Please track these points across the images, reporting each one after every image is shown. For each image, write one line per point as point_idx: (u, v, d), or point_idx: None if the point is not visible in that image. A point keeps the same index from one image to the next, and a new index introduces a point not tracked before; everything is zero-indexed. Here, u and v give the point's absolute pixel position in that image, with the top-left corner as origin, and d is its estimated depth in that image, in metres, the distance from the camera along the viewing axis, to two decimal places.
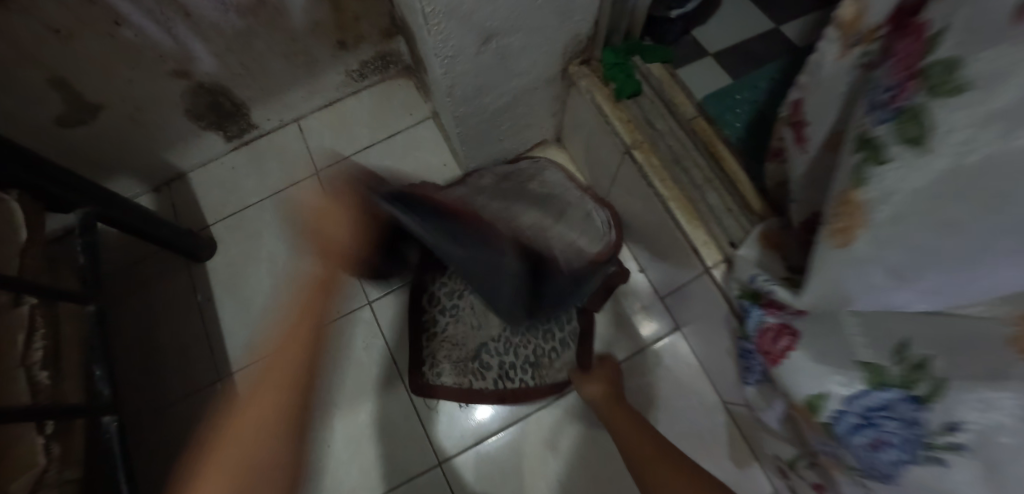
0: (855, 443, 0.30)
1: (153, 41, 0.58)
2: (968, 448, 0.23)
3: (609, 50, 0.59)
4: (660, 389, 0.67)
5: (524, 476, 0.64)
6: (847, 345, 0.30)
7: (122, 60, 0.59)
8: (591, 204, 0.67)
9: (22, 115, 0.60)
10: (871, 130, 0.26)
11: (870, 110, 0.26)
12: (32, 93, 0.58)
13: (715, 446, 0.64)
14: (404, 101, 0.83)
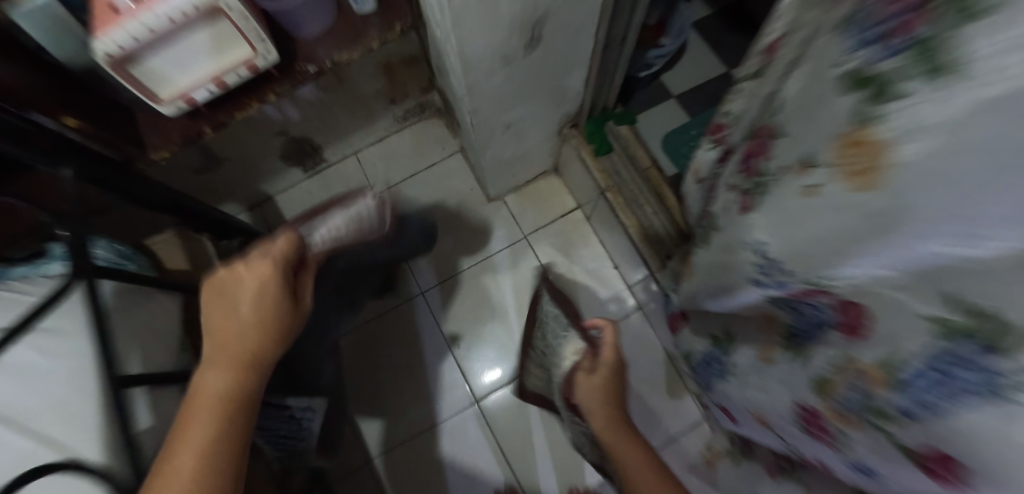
0: (702, 370, 0.62)
1: (268, 117, 0.77)
2: (732, 369, 0.55)
3: (590, 120, 0.83)
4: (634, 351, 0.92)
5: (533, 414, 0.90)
6: (708, 325, 0.60)
7: (245, 130, 0.78)
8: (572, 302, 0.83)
9: (174, 170, 0.77)
10: (711, 222, 0.52)
11: (701, 215, 0.57)
12: (186, 158, 0.75)
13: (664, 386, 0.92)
14: (437, 137, 1.02)
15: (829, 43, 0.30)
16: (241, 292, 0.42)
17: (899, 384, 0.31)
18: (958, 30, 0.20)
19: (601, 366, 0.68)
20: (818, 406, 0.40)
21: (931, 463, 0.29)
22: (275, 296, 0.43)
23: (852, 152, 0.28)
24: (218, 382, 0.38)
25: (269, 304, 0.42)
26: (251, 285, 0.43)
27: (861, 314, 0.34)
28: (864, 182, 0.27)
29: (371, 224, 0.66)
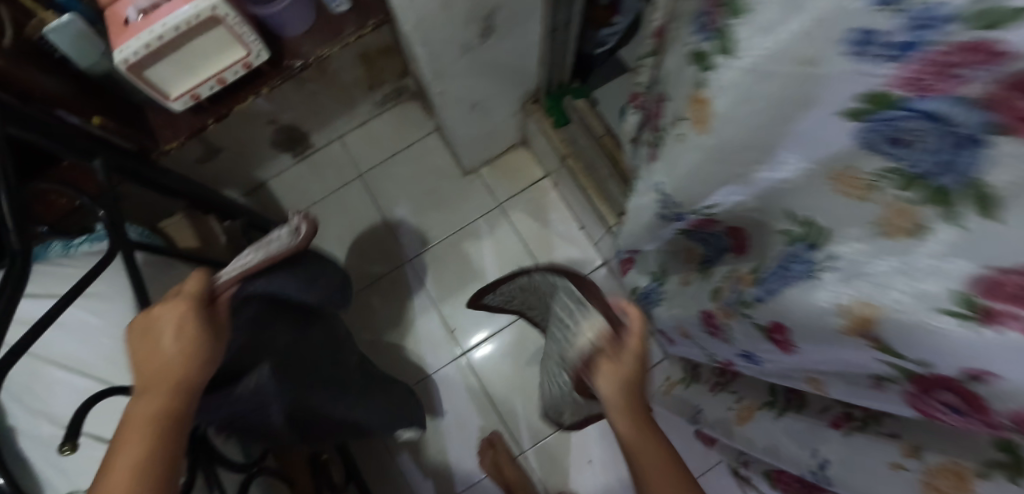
0: (643, 303, 0.74)
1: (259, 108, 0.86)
2: (659, 293, 0.69)
3: (548, 96, 0.92)
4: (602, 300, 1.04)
5: (516, 363, 1.02)
6: (641, 263, 0.72)
7: (239, 121, 0.87)
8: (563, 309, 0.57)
9: (177, 159, 0.87)
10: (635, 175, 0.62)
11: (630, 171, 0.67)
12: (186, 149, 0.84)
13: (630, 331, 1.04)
14: (415, 119, 1.11)
15: (686, 27, 0.41)
16: (164, 329, 0.42)
17: (760, 282, 0.47)
18: (741, 20, 0.30)
19: (625, 354, 0.44)
20: (715, 310, 0.55)
21: (772, 332, 0.46)
22: (199, 330, 0.43)
23: (697, 106, 0.39)
24: (148, 407, 0.38)
25: (192, 337, 0.42)
26: (172, 316, 0.43)
27: (744, 239, 0.50)
28: (703, 127, 0.39)
29: (296, 257, 0.58)
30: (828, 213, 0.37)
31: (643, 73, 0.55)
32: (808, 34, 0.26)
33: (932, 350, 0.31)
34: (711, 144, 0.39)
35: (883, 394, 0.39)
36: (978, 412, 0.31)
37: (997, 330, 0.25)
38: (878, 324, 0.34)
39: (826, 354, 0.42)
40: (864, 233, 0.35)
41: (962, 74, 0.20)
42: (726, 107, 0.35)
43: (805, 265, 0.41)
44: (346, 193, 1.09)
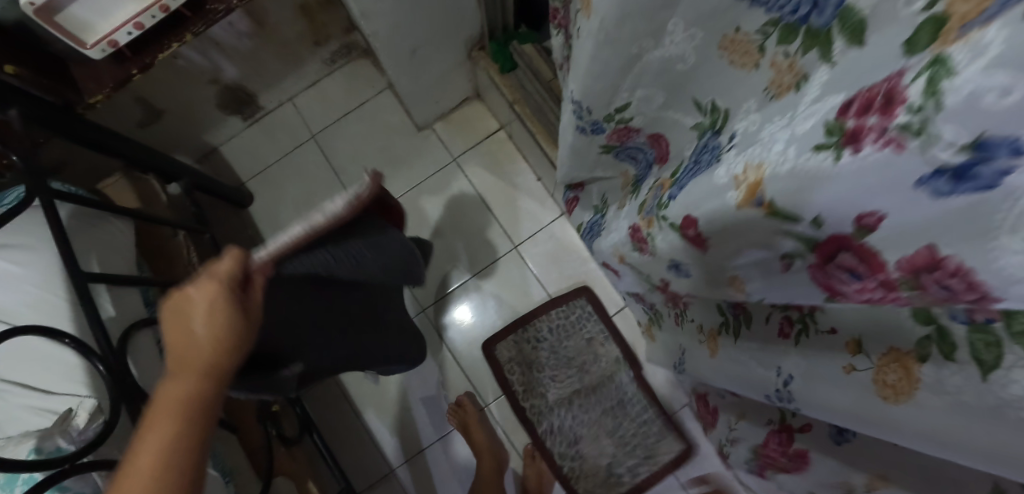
0: (586, 235, 0.71)
1: (195, 63, 0.84)
2: (599, 223, 0.66)
3: (493, 42, 0.89)
4: (564, 252, 1.01)
5: (477, 318, 1.01)
6: (586, 194, 0.70)
7: (176, 77, 0.85)
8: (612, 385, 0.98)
9: (115, 117, 0.85)
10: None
11: None
12: (121, 107, 0.83)
13: (597, 285, 1.00)
14: (367, 77, 1.08)
15: None
16: (196, 309, 0.32)
17: (676, 183, 0.44)
18: None
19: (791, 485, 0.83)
20: (641, 224, 0.51)
21: (685, 228, 0.42)
22: (234, 313, 0.32)
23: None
24: (185, 386, 0.30)
25: (226, 317, 0.32)
26: (204, 298, 0.32)
27: (665, 145, 0.49)
28: (588, 9, 0.37)
29: (360, 224, 0.43)
30: (725, 91, 0.38)
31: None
32: None
33: (819, 204, 0.27)
34: (596, 29, 0.37)
35: (791, 275, 0.37)
36: (876, 270, 0.28)
37: (858, 152, 0.23)
38: (763, 187, 0.31)
39: (741, 246, 0.38)
40: (754, 102, 0.35)
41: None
42: None
43: (714, 149, 0.39)
44: (300, 155, 1.07)
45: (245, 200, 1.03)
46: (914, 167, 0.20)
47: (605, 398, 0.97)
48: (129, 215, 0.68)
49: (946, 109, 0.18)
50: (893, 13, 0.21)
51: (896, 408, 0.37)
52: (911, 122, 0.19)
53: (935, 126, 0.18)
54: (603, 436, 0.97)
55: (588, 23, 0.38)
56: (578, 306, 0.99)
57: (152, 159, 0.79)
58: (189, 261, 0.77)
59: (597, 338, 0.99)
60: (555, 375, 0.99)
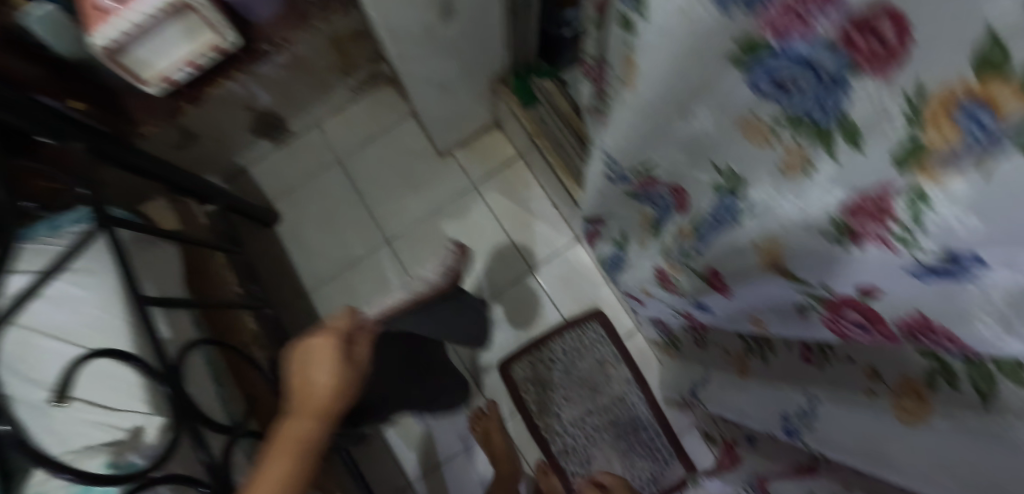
0: (610, 267, 0.77)
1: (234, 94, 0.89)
2: (622, 258, 0.73)
3: (516, 79, 0.95)
4: (578, 275, 1.06)
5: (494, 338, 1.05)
6: (607, 229, 0.76)
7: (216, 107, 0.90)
8: (622, 404, 1.04)
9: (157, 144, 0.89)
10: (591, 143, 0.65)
11: None
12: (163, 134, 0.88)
13: (608, 306, 1.06)
14: (390, 104, 1.14)
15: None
16: (318, 363, 0.50)
17: (699, 235, 0.51)
18: None
19: None
20: (666, 267, 0.60)
21: (710, 278, 0.49)
22: (338, 370, 0.50)
23: (627, 68, 0.43)
24: (302, 426, 0.48)
25: (331, 373, 0.49)
26: (321, 356, 0.50)
27: (681, 196, 0.54)
28: (630, 82, 0.43)
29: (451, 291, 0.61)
30: (738, 157, 0.43)
31: (591, 45, 0.58)
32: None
33: (839, 271, 0.35)
34: (637, 101, 0.43)
35: (806, 322, 0.44)
36: (877, 323, 0.35)
37: (863, 247, 0.31)
38: (785, 258, 0.39)
39: (762, 295, 0.46)
40: (768, 174, 0.39)
41: (807, 15, 0.26)
42: (642, 60, 0.39)
43: (729, 212, 0.46)
44: (325, 177, 1.12)
45: (273, 220, 1.08)
46: (905, 261, 0.28)
47: (616, 417, 1.04)
48: (173, 239, 0.72)
49: (928, 232, 0.25)
50: (882, 134, 0.26)
51: (914, 432, 0.43)
52: (904, 236, 0.27)
53: (920, 239, 0.26)
54: (615, 453, 1.03)
55: (630, 93, 0.44)
56: (591, 328, 1.04)
57: (192, 183, 0.83)
58: (226, 283, 0.81)
59: (608, 360, 1.04)
60: (568, 394, 1.04)
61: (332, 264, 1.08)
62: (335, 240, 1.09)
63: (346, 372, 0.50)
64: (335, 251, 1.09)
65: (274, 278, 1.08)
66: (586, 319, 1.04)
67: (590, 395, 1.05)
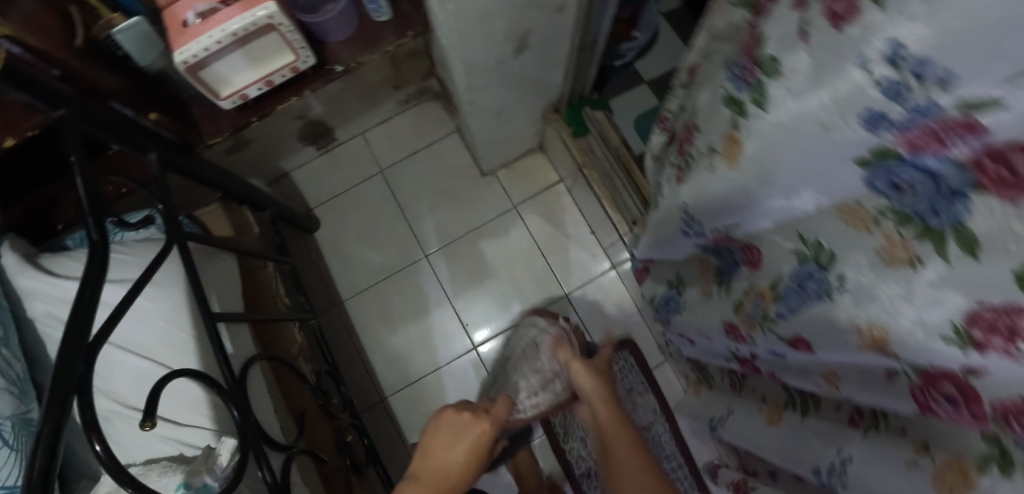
0: (663, 307, 0.79)
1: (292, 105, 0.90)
2: (674, 297, 0.75)
3: (569, 107, 0.97)
4: (611, 301, 1.08)
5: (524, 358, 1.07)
6: (664, 268, 0.78)
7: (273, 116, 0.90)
8: (649, 430, 1.06)
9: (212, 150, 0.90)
10: (659, 191, 0.66)
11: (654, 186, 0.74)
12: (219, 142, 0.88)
13: (638, 334, 1.08)
14: (435, 118, 1.15)
15: (722, 70, 0.46)
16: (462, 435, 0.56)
17: (780, 298, 0.51)
18: (778, 80, 0.36)
19: None
20: (737, 321, 0.60)
21: (795, 342, 0.50)
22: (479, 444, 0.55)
23: (732, 144, 0.44)
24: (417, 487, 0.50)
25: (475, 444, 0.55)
26: (467, 428, 0.56)
27: (758, 254, 0.55)
28: (734, 162, 0.44)
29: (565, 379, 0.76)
30: (831, 236, 0.44)
31: (673, 101, 0.60)
32: (831, 107, 0.32)
33: (934, 358, 0.36)
34: (739, 179, 0.45)
35: (891, 388, 0.44)
36: (971, 402, 0.35)
37: (984, 356, 0.31)
38: (891, 345, 0.39)
39: (844, 358, 0.46)
40: (865, 258, 0.40)
41: (948, 139, 0.27)
42: (755, 147, 0.40)
43: (821, 284, 0.45)
44: (367, 187, 1.13)
45: (312, 226, 1.08)
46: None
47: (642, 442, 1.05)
48: (233, 252, 0.73)
49: None
50: (1007, 250, 0.27)
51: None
52: None
53: None
54: None
55: (731, 171, 0.46)
56: (622, 356, 1.06)
57: (247, 191, 0.84)
58: (276, 294, 0.81)
59: (637, 388, 1.06)
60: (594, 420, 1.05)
61: (371, 273, 1.10)
62: (374, 250, 1.11)
63: (480, 445, 0.55)
64: (373, 262, 1.11)
65: (312, 282, 1.10)
66: (622, 344, 1.06)
67: None
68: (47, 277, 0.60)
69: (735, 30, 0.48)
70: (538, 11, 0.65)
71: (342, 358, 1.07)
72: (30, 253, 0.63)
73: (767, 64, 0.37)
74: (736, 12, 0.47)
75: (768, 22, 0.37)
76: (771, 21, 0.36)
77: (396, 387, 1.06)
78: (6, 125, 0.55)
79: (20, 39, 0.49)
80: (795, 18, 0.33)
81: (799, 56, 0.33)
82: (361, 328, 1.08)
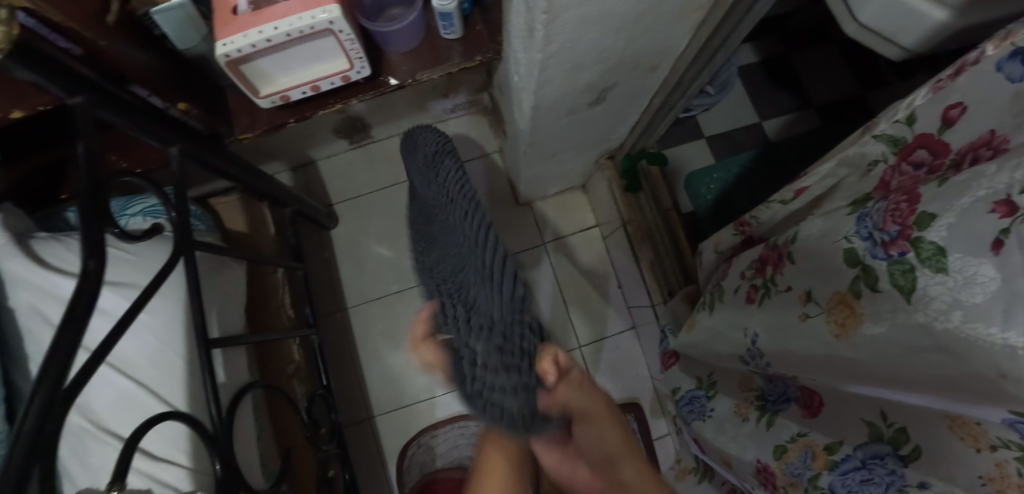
0: (684, 407, 0.74)
1: None
2: (701, 397, 0.70)
3: (625, 159, 0.90)
4: (624, 361, 1.03)
5: None
6: (696, 363, 0.72)
7: None
8: None
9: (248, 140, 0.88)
10: (717, 294, 0.60)
11: (705, 277, 0.70)
12: None
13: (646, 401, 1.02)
14: (479, 134, 1.12)
15: (842, 213, 0.39)
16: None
17: (834, 467, 0.45)
18: (938, 277, 0.29)
19: None
20: (773, 466, 0.54)
21: None
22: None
23: (841, 309, 0.38)
24: None
25: None
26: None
27: (818, 401, 0.48)
28: (844, 334, 0.38)
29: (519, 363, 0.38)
30: (919, 428, 0.37)
31: (761, 209, 0.54)
32: (1021, 353, 0.24)
33: None
34: (846, 355, 0.38)
35: None
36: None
37: None
38: None
39: None
40: (963, 479, 0.33)
41: None
42: (882, 333, 0.34)
43: (893, 477, 0.39)
44: (395, 192, 1.10)
45: (329, 222, 1.04)
46: None
47: None
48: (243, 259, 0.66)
49: None
50: None
51: None
52: None
53: None
54: None
55: (835, 342, 0.39)
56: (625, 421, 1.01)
57: (276, 191, 0.79)
58: (282, 305, 0.77)
59: None
60: None
61: (382, 282, 1.06)
62: (391, 259, 1.07)
63: None
64: (386, 271, 1.07)
65: (318, 279, 1.06)
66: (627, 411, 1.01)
67: None
68: (36, 268, 0.54)
69: (867, 167, 0.41)
70: (625, 71, 0.59)
71: (336, 365, 1.02)
72: (24, 233, 0.58)
73: (925, 250, 0.30)
74: (873, 146, 0.41)
75: (936, 200, 0.30)
76: (945, 202, 0.29)
77: (386, 407, 1.01)
78: (18, 97, 0.49)
79: (39, 12, 0.42)
80: (991, 221, 0.26)
81: (982, 268, 0.26)
82: (361, 338, 1.04)
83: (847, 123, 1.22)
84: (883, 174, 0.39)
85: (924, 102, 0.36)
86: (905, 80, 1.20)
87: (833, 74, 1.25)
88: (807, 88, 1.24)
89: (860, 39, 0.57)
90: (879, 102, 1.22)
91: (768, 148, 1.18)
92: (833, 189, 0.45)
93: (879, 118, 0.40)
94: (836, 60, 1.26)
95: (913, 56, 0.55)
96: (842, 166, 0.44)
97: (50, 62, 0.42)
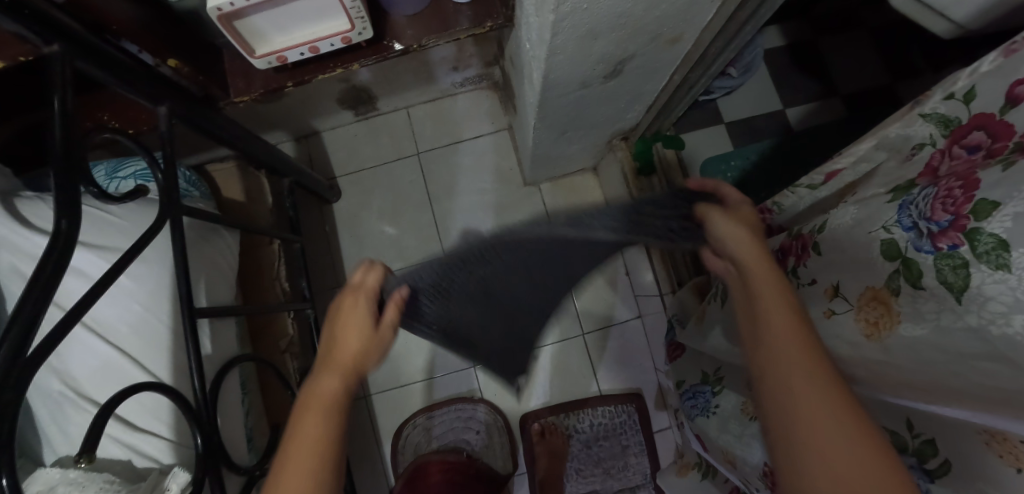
0: (688, 402, 0.71)
1: None
2: (704, 390, 0.67)
3: (640, 140, 0.86)
4: (627, 350, 1.00)
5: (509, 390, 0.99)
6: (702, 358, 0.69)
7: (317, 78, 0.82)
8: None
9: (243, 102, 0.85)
10: None
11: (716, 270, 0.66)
12: None
13: (649, 393, 0.99)
14: (487, 111, 1.08)
15: (880, 201, 0.35)
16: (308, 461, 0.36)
17: None
18: (997, 275, 0.25)
19: None
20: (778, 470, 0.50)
21: None
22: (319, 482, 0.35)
23: (876, 307, 0.35)
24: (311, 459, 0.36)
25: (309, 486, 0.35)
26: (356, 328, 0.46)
27: None
28: (875, 336, 0.35)
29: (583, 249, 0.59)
30: (950, 441, 0.33)
31: (785, 195, 0.50)
32: None
33: None
34: (875, 358, 0.35)
35: None
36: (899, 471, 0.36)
37: None
38: None
39: None
40: None
41: None
42: (924, 337, 0.31)
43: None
44: (400, 167, 1.07)
45: (331, 196, 1.02)
46: None
47: None
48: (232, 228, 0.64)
49: None
50: None
51: None
52: None
53: None
54: None
55: (864, 342, 0.36)
56: (626, 411, 0.98)
57: (274, 159, 0.76)
58: (276, 278, 0.74)
59: (632, 447, 0.98)
60: (579, 469, 0.99)
61: (382, 260, 1.04)
62: (391, 237, 1.05)
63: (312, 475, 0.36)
64: (387, 249, 1.04)
65: (315, 252, 1.04)
66: (629, 401, 0.98)
67: (603, 477, 0.98)
68: (17, 225, 0.52)
69: (910, 150, 0.37)
70: (645, 42, 0.54)
71: None
72: (9, 191, 0.56)
73: (982, 243, 0.26)
74: (919, 127, 0.36)
75: (1001, 185, 0.26)
76: (1012, 189, 0.25)
77: (382, 386, 1.00)
78: None
79: None
80: None
81: None
82: None
83: (875, 113, 1.15)
84: (930, 158, 0.34)
85: (990, 71, 0.31)
86: (939, 71, 1.14)
87: (863, 61, 1.19)
88: (833, 76, 1.18)
89: (907, 13, 0.52)
90: (909, 92, 1.15)
91: (791, 137, 1.12)
92: (867, 176, 0.40)
93: (931, 95, 0.36)
94: (867, 46, 1.20)
95: (965, 33, 0.50)
96: (881, 147, 0.40)
97: (23, 6, 0.39)
